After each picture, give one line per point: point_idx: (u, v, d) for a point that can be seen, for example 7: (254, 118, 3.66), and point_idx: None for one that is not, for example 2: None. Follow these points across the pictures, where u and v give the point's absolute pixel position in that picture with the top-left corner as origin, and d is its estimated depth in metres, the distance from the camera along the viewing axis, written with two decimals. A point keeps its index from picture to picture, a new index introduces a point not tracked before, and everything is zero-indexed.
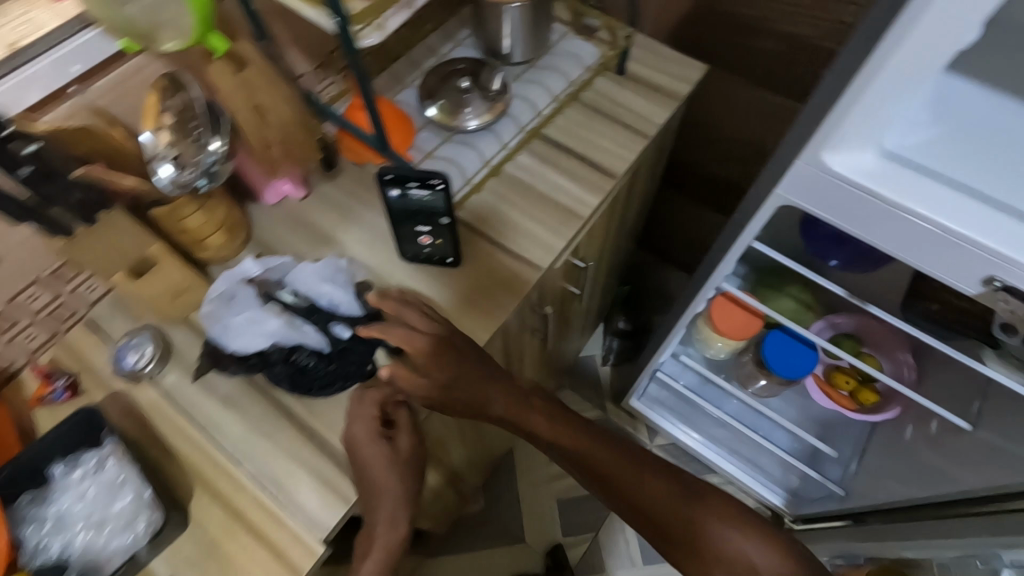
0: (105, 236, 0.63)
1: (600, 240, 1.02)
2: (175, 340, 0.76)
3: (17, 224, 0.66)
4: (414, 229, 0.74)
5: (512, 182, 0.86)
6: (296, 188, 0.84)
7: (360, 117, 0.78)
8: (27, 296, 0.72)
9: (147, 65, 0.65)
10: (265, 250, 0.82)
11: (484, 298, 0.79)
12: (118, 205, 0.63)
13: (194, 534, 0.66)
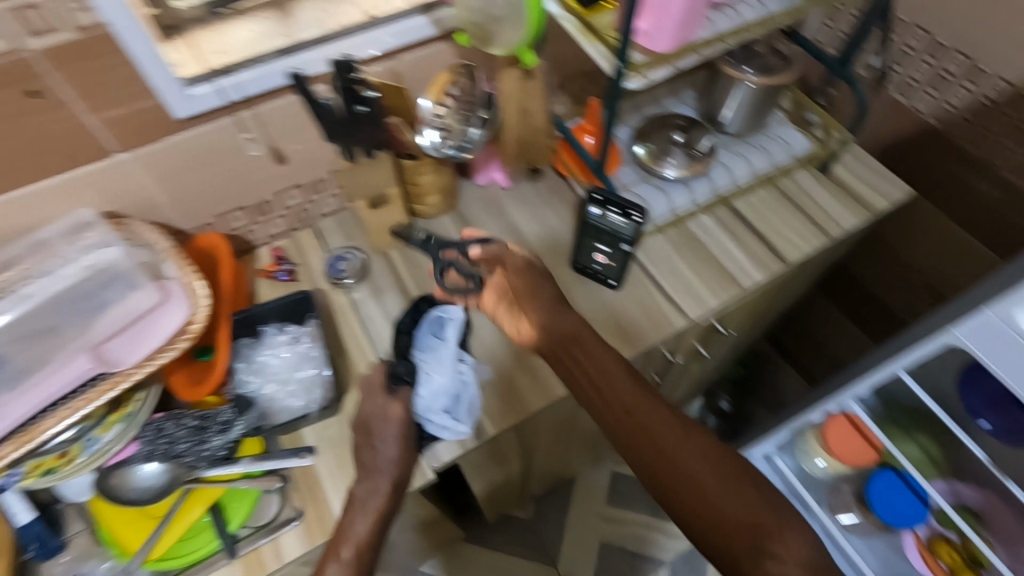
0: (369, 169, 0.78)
1: (746, 315, 1.05)
2: (374, 266, 0.91)
3: (308, 140, 0.83)
4: (594, 246, 0.84)
5: (688, 235, 0.93)
6: (505, 178, 0.98)
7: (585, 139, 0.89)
8: (288, 195, 0.89)
9: (446, 52, 0.81)
10: (463, 220, 0.96)
11: (631, 326, 0.85)
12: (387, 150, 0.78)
13: (339, 423, 0.79)
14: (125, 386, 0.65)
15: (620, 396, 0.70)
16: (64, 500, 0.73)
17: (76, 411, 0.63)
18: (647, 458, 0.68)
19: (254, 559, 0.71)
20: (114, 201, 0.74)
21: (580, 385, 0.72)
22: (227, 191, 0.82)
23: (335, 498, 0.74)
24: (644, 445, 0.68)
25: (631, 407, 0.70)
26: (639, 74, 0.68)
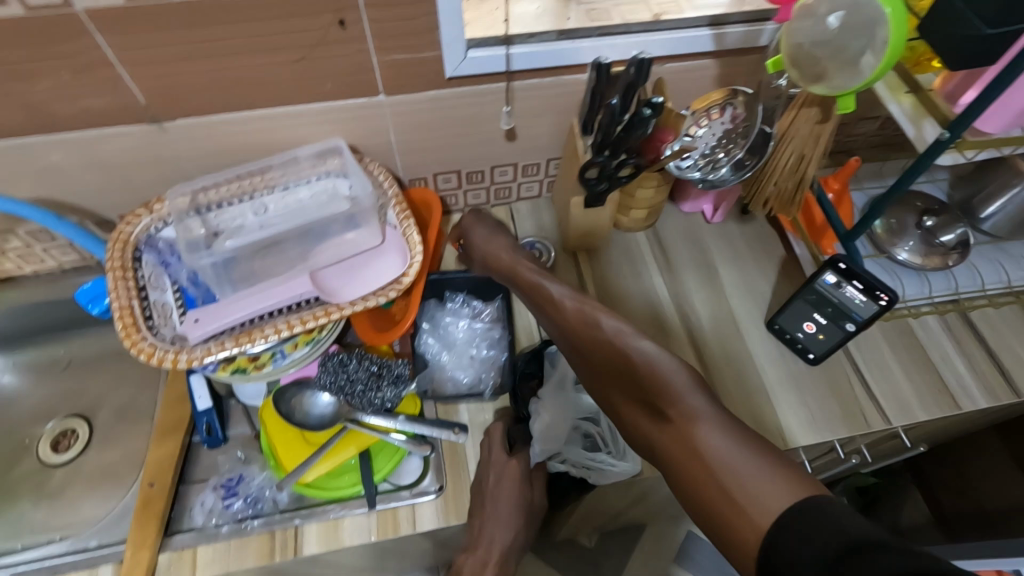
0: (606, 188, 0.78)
1: (935, 434, 0.93)
2: (559, 264, 0.89)
3: (544, 125, 0.81)
4: (808, 312, 0.78)
5: (904, 330, 0.83)
6: (714, 210, 0.91)
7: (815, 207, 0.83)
8: (500, 171, 0.89)
9: (712, 71, 0.76)
10: (659, 242, 0.91)
11: (820, 410, 0.78)
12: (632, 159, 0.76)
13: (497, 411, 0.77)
14: (325, 323, 0.65)
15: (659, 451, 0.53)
16: (237, 398, 0.78)
17: (289, 326, 0.64)
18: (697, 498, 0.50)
19: (390, 517, 0.70)
20: (360, 137, 0.76)
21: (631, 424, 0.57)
22: (453, 153, 0.82)
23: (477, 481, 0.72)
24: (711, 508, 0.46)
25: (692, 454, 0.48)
26: (953, 151, 0.60)
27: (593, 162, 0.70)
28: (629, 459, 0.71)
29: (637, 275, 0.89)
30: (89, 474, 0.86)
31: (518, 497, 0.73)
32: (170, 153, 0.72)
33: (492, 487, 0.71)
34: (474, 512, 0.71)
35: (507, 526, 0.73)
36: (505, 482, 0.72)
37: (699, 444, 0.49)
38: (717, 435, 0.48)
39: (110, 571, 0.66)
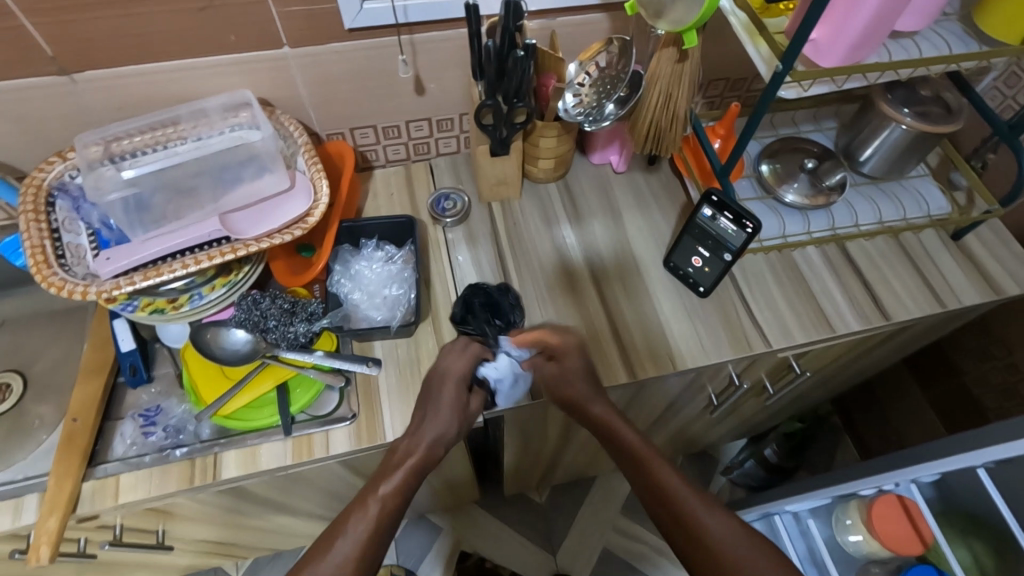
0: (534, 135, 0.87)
1: (829, 364, 1.01)
2: (475, 213, 0.95)
3: (451, 79, 0.86)
4: (693, 248, 0.85)
5: (789, 264, 0.90)
6: (620, 160, 0.97)
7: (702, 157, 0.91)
8: (415, 126, 0.93)
9: (602, 24, 0.82)
10: (569, 191, 0.97)
11: (709, 337, 0.85)
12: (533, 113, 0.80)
13: (410, 345, 0.82)
14: (228, 260, 0.70)
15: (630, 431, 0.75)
16: (161, 341, 0.82)
17: (196, 261, 0.69)
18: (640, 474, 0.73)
19: (305, 443, 0.75)
20: (270, 90, 0.80)
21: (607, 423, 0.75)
22: (366, 108, 0.87)
23: (388, 408, 0.78)
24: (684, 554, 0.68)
25: (649, 489, 0.71)
26: (795, 85, 0.68)
27: (485, 108, 0.75)
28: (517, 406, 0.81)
29: (547, 222, 0.94)
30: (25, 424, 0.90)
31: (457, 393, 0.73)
32: (81, 105, 0.75)
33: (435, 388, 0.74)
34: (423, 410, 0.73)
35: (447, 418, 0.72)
36: (443, 382, 0.73)
37: (643, 466, 0.72)
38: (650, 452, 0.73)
39: (35, 499, 0.71)
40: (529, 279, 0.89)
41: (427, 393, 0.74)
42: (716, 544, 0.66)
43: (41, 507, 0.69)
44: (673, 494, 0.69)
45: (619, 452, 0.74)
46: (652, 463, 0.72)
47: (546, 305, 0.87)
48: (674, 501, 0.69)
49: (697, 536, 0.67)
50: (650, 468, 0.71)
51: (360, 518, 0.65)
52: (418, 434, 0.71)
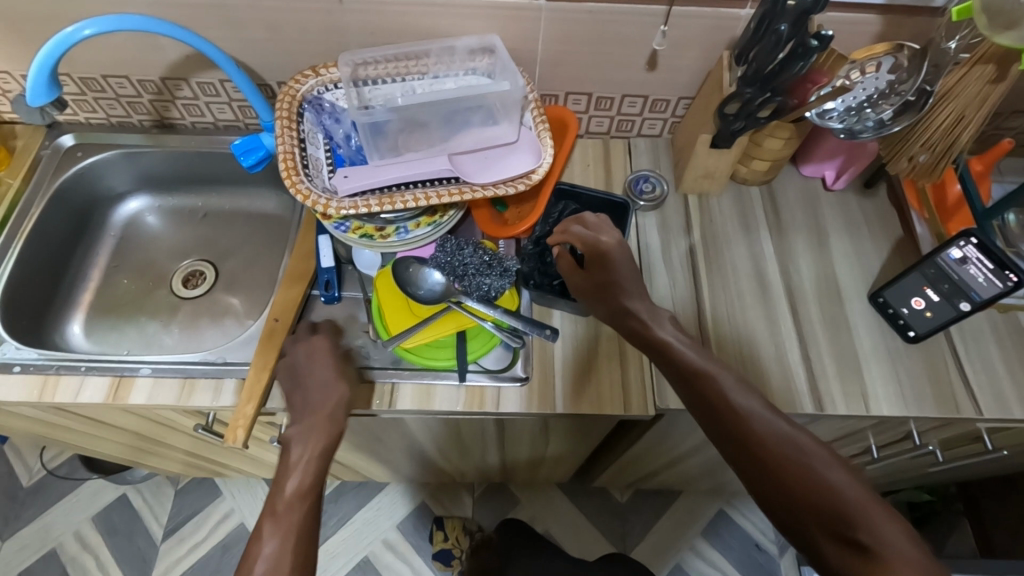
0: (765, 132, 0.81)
1: (1021, 446, 0.90)
2: (669, 202, 0.91)
3: (688, 59, 0.82)
4: (918, 288, 0.78)
5: (1015, 327, 0.81)
6: (836, 177, 0.90)
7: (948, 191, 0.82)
8: (630, 102, 0.90)
9: (875, 26, 0.74)
10: (772, 198, 0.91)
11: (911, 386, 0.77)
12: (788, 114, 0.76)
13: (591, 323, 0.81)
14: (453, 202, 0.70)
15: (751, 423, 0.59)
16: (354, 265, 0.85)
17: (424, 197, 0.70)
18: (755, 466, 0.58)
19: (478, 395, 0.76)
20: (510, 41, 0.79)
21: (720, 405, 0.61)
22: (591, 73, 0.85)
23: (562, 380, 0.77)
24: (804, 527, 0.55)
25: (752, 453, 0.58)
26: None
27: (735, 95, 0.71)
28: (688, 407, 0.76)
29: (744, 225, 0.89)
30: (214, 313, 0.97)
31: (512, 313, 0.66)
32: (339, 25, 0.77)
33: None
34: None
35: None
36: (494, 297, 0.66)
37: (768, 453, 0.58)
38: (772, 423, 0.59)
39: (233, 384, 0.76)
40: (718, 283, 0.84)
41: None
42: (842, 503, 0.54)
43: (239, 393, 0.74)
44: (795, 458, 0.57)
45: (712, 413, 0.62)
46: (782, 453, 0.57)
47: (732, 318, 0.82)
48: (797, 461, 0.57)
49: (812, 485, 0.55)
50: (748, 419, 0.60)
51: (304, 442, 0.65)
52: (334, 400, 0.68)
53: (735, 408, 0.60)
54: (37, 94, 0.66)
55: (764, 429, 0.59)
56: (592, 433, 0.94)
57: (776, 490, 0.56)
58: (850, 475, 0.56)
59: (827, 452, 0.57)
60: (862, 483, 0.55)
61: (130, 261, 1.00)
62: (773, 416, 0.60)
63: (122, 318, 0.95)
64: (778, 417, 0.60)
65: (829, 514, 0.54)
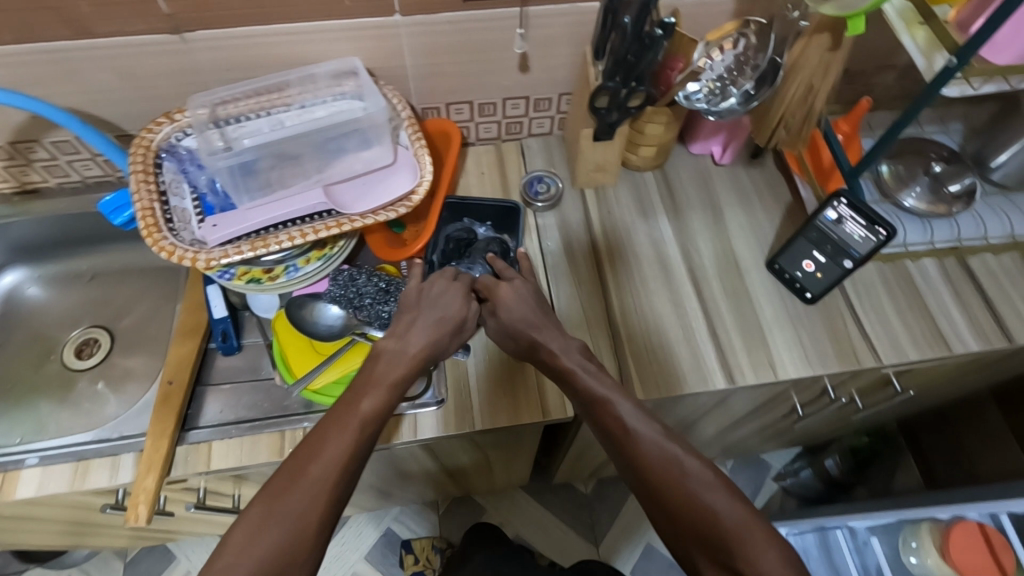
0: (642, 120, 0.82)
1: (929, 383, 0.95)
2: (567, 199, 0.91)
3: (559, 56, 0.82)
4: (807, 251, 0.80)
5: (903, 275, 0.84)
6: (722, 152, 0.92)
7: (822, 155, 0.86)
8: (513, 104, 0.90)
9: (728, 5, 0.76)
10: (666, 181, 0.93)
11: (814, 347, 0.80)
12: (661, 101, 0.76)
13: None
14: (332, 235, 0.69)
15: (636, 446, 0.60)
16: (252, 310, 0.82)
17: (302, 234, 0.68)
18: (645, 491, 0.59)
19: (394, 427, 0.74)
20: (375, 60, 0.77)
21: (612, 429, 0.62)
22: (466, 82, 0.84)
23: (479, 396, 0.76)
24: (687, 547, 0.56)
25: (642, 479, 0.59)
26: (961, 84, 0.63)
27: (602, 90, 0.71)
28: None
29: (642, 212, 0.90)
30: (115, 380, 0.91)
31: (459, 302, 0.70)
32: (189, 66, 0.73)
33: (414, 298, 0.69)
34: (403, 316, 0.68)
35: (429, 330, 0.67)
36: (447, 291, 0.70)
37: (653, 476, 0.58)
38: (660, 448, 0.59)
39: (131, 458, 0.71)
40: (622, 274, 0.85)
41: (416, 307, 0.69)
42: (723, 529, 0.54)
43: (139, 467, 0.70)
44: (681, 485, 0.57)
45: (610, 434, 0.62)
46: (669, 479, 0.57)
47: (640, 306, 0.82)
48: (681, 485, 0.57)
49: (694, 513, 0.56)
50: (637, 445, 0.60)
51: (345, 424, 0.59)
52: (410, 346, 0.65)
53: (625, 434, 0.61)
54: None
55: (652, 452, 0.59)
56: (525, 440, 0.93)
57: (663, 514, 0.58)
58: (736, 498, 0.56)
59: (713, 476, 0.57)
60: (745, 508, 0.56)
61: (15, 339, 0.94)
62: (666, 440, 0.60)
63: (12, 402, 0.89)
64: (674, 442, 0.60)
65: (709, 542, 0.55)
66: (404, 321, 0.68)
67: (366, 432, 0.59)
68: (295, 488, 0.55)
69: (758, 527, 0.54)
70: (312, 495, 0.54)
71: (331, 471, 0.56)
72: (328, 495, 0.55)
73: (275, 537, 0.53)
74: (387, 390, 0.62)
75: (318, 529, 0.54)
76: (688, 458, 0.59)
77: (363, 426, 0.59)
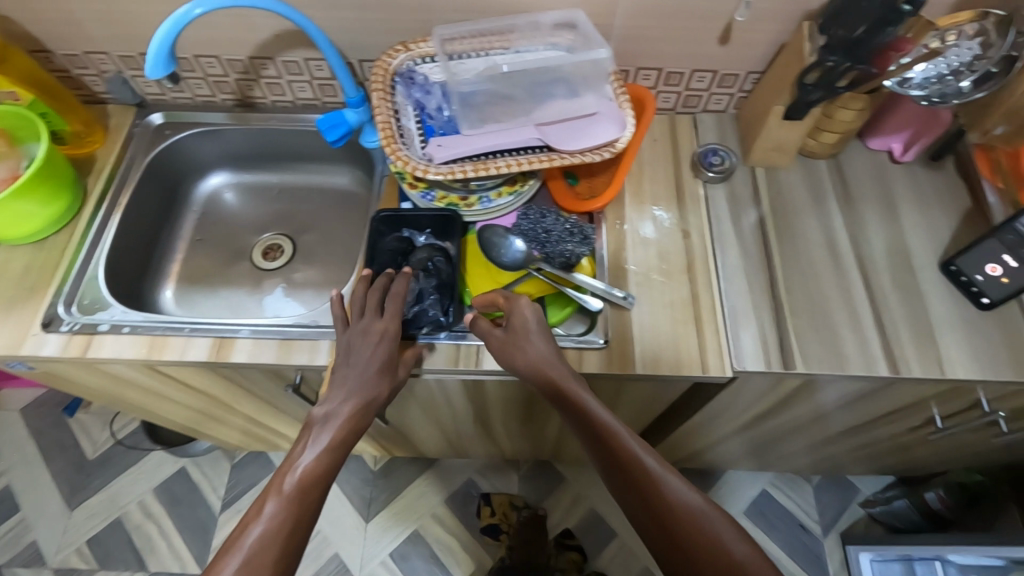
0: (839, 103, 0.83)
1: None
2: (737, 175, 0.93)
3: (762, 33, 0.84)
4: (996, 253, 0.80)
5: None
6: (904, 149, 0.91)
7: None
8: (700, 77, 0.92)
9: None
10: (840, 170, 0.93)
11: (984, 351, 0.79)
12: (868, 84, 0.77)
13: (666, 291, 0.84)
14: (542, 168, 0.75)
15: (616, 437, 0.67)
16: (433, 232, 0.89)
17: (517, 164, 0.75)
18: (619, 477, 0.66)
19: (561, 357, 0.79)
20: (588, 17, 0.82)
21: (597, 429, 0.67)
22: (663, 48, 0.87)
23: (641, 343, 0.80)
24: (661, 531, 0.63)
25: (619, 471, 0.66)
26: None
27: (816, 65, 0.74)
28: (771, 364, 0.79)
29: (813, 197, 0.91)
30: (294, 283, 1.01)
31: (385, 357, 0.71)
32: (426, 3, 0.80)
33: (355, 345, 0.71)
34: (337, 365, 0.71)
35: (369, 382, 0.70)
36: (371, 339, 0.71)
37: (626, 468, 0.66)
38: (633, 440, 0.67)
39: (328, 344, 0.80)
40: (788, 251, 0.86)
41: (346, 363, 0.71)
42: (689, 517, 0.63)
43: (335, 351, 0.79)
44: (654, 483, 0.65)
45: (588, 428, 0.68)
46: (641, 474, 0.65)
47: (806, 285, 0.84)
48: (649, 479, 0.65)
49: (662, 501, 0.64)
50: (614, 440, 0.67)
51: (281, 495, 0.62)
52: (334, 416, 0.68)
53: (604, 431, 0.67)
54: (156, 66, 0.70)
55: (630, 447, 0.66)
56: (653, 405, 0.96)
57: (638, 496, 0.65)
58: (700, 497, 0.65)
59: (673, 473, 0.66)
60: (706, 506, 0.64)
61: (211, 235, 1.05)
62: (642, 442, 0.68)
63: (208, 288, 1.00)
64: (669, 471, 0.66)
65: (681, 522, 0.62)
66: (340, 368, 0.71)
67: (315, 488, 0.64)
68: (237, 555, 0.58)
69: (719, 517, 0.63)
70: (294, 517, 0.61)
71: (306, 494, 0.63)
72: (295, 525, 0.61)
73: (271, 556, 0.58)
74: (320, 452, 0.66)
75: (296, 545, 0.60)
76: (680, 480, 0.65)
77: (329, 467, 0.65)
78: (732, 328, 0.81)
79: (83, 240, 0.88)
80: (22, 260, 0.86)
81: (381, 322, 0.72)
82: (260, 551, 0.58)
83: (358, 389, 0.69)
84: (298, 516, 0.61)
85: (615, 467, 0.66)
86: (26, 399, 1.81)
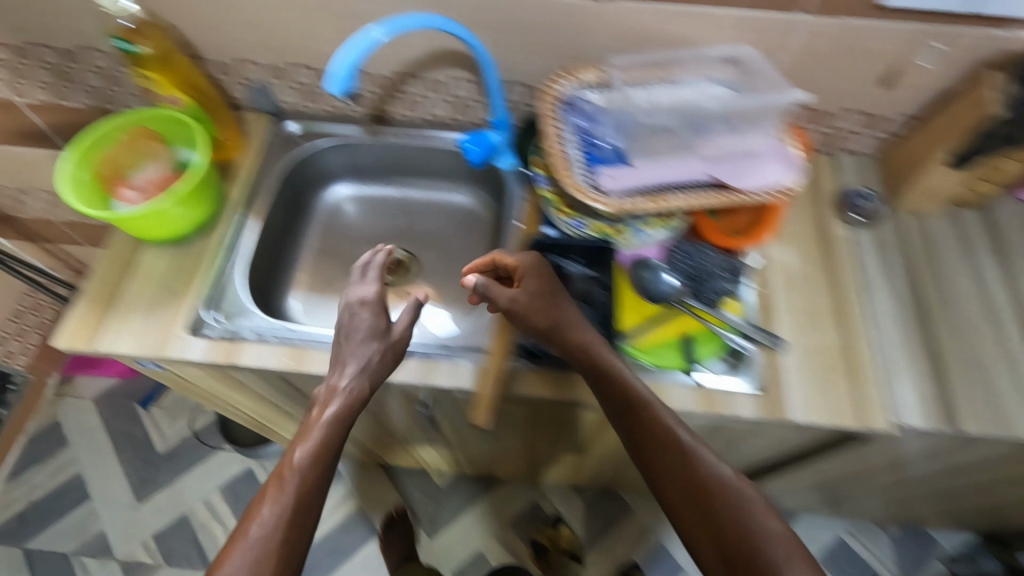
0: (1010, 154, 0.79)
1: None
2: (883, 219, 0.90)
3: (928, 78, 0.82)
4: None
5: None
6: None
7: None
8: (850, 117, 0.90)
9: None
10: (992, 221, 0.89)
11: None
12: None
13: (816, 336, 0.81)
14: (716, 207, 0.72)
15: (675, 442, 0.67)
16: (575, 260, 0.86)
17: (692, 202, 0.72)
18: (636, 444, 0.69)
19: (711, 399, 0.77)
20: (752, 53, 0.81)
21: (613, 389, 0.69)
22: (819, 87, 0.85)
23: (793, 390, 0.77)
24: (711, 528, 0.64)
25: (643, 441, 0.68)
26: None
27: None
28: (930, 422, 0.75)
29: (964, 247, 0.88)
30: (414, 299, 1.00)
31: (373, 321, 0.72)
32: (590, 31, 0.80)
33: (344, 321, 0.72)
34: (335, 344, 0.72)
35: (362, 347, 0.71)
36: (356, 312, 0.72)
37: (659, 445, 0.67)
38: (663, 411, 0.68)
39: (470, 368, 0.79)
40: (943, 304, 0.83)
41: (345, 340, 0.72)
42: (705, 482, 0.66)
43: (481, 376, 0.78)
44: (722, 499, 0.65)
45: (610, 392, 0.69)
46: (694, 459, 0.66)
47: (963, 340, 0.81)
48: (678, 451, 0.67)
49: (700, 482, 0.66)
50: (661, 427, 0.67)
51: (281, 490, 0.63)
52: (332, 391, 0.69)
53: (636, 402, 0.68)
54: (338, 83, 0.70)
55: (666, 424, 0.67)
56: (778, 450, 0.92)
57: (672, 477, 0.66)
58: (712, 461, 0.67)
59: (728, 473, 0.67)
60: (720, 471, 0.67)
61: (331, 245, 1.05)
62: (677, 423, 0.68)
63: (328, 297, 0.99)
64: (702, 444, 0.68)
65: (723, 521, 0.64)
66: (343, 339, 0.72)
67: (324, 472, 0.65)
68: (240, 547, 0.60)
69: (752, 514, 0.64)
70: (299, 500, 0.63)
71: (309, 480, 0.64)
72: (304, 504, 0.63)
73: (275, 544, 0.60)
74: (321, 445, 0.66)
75: (292, 539, 0.61)
76: (708, 451, 0.68)
77: (317, 462, 0.65)
78: (887, 380, 0.78)
79: (224, 246, 0.88)
80: (165, 263, 0.87)
81: (362, 289, 0.74)
82: (261, 544, 0.60)
83: (361, 372, 0.69)
84: (300, 499, 0.63)
85: (641, 446, 0.68)
86: (99, 387, 1.84)
